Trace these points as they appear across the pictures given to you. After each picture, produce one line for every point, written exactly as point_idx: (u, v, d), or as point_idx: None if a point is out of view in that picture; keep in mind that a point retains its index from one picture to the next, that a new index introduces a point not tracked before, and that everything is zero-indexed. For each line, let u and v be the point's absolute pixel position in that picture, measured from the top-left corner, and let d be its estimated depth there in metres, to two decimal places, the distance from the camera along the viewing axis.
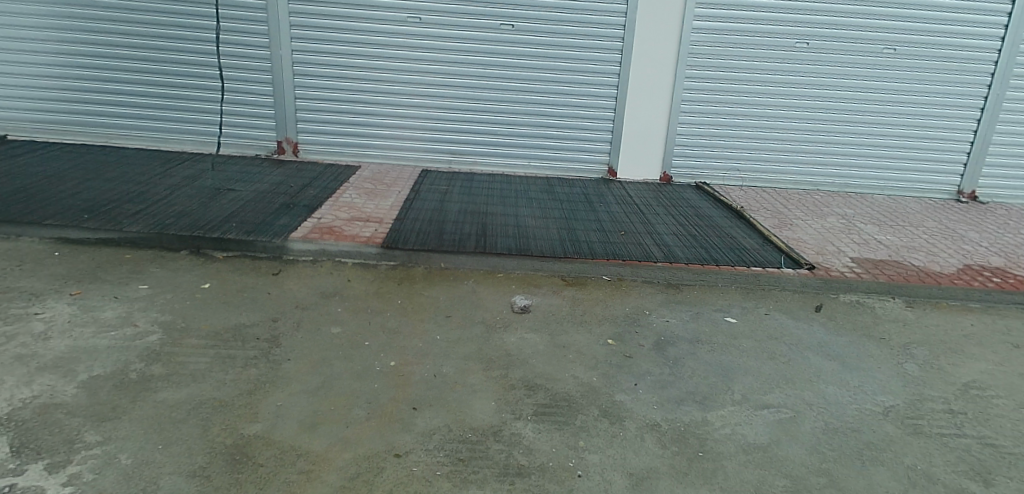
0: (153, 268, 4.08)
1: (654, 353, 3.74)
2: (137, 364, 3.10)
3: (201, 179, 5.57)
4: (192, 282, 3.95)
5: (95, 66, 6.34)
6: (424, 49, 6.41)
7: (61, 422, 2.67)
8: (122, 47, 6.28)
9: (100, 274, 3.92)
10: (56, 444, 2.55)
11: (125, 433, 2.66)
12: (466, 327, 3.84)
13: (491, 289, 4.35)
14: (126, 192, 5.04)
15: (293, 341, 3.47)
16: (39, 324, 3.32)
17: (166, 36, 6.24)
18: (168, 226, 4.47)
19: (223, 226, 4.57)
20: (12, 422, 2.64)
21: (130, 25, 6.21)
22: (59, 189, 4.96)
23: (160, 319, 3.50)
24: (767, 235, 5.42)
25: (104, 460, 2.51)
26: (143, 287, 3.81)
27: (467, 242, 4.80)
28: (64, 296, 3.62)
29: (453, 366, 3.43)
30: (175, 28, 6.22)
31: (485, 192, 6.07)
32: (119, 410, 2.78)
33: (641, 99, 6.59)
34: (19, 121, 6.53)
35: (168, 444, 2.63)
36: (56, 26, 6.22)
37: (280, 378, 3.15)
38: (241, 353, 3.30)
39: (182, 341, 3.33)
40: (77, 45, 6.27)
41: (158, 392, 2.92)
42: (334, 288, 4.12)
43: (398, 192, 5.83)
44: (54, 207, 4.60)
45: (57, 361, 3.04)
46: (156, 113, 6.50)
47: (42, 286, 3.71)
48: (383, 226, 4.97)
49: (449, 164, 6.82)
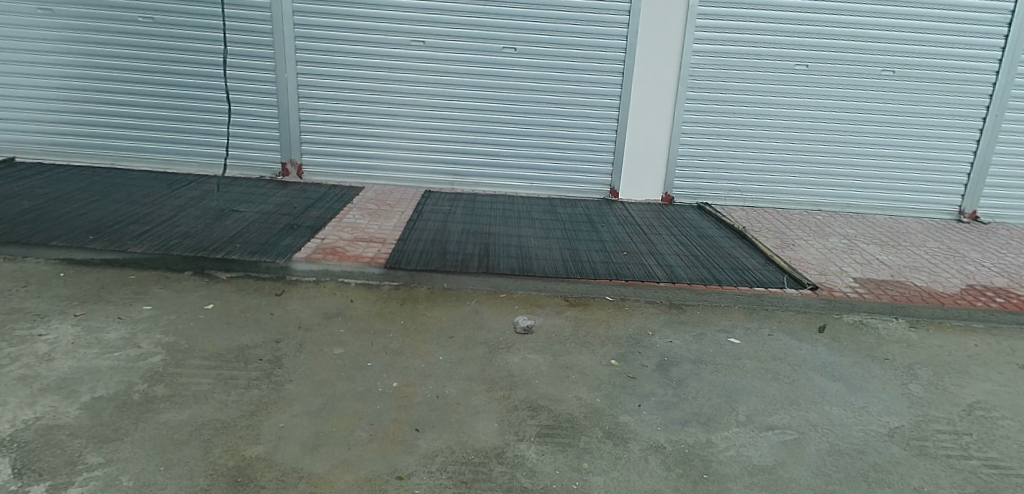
0: (157, 289, 4.09)
1: (658, 373, 3.73)
2: (140, 385, 3.09)
3: (206, 201, 5.60)
4: (195, 303, 3.96)
5: (103, 89, 6.42)
6: (428, 72, 6.49)
7: (63, 443, 2.66)
8: (130, 71, 6.37)
9: (104, 295, 3.93)
10: (58, 466, 2.54)
11: (127, 454, 2.65)
12: (470, 348, 3.84)
13: (493, 309, 4.35)
14: (131, 213, 5.07)
15: (295, 362, 3.47)
16: (43, 345, 3.33)
17: (174, 59, 6.33)
18: (173, 247, 4.48)
19: (227, 247, 4.59)
20: (14, 444, 2.63)
21: (138, 49, 6.30)
22: (64, 210, 4.99)
23: (163, 340, 3.50)
24: (769, 255, 5.44)
25: (105, 482, 2.50)
26: (147, 308, 3.82)
27: (470, 262, 4.82)
28: (69, 317, 3.62)
29: (456, 387, 3.42)
30: (182, 53, 6.32)
31: (488, 213, 6.10)
32: (121, 431, 2.77)
33: (641, 120, 6.64)
34: (27, 144, 6.59)
35: (170, 466, 2.62)
36: (66, 50, 6.31)
37: (283, 399, 3.15)
38: (244, 374, 3.30)
39: (185, 362, 3.33)
40: (86, 69, 6.36)
41: (160, 413, 2.92)
42: (338, 308, 4.13)
43: (401, 213, 5.85)
44: (60, 228, 4.63)
45: (60, 382, 3.04)
46: (163, 136, 6.56)
47: (47, 307, 3.72)
48: (387, 246, 5.00)
49: (452, 185, 6.86)
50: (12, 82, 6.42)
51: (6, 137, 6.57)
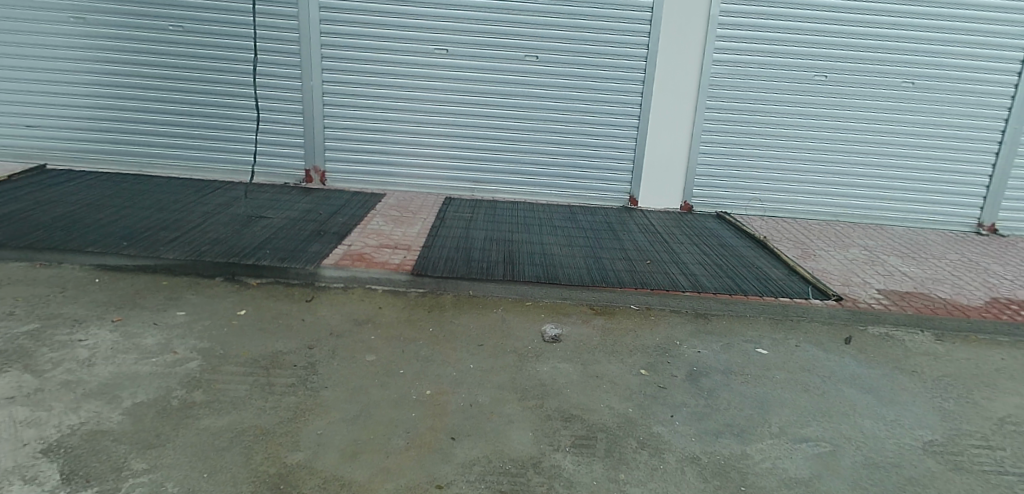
0: (190, 294, 4.11)
1: (688, 383, 3.73)
2: (179, 391, 3.11)
3: (233, 207, 5.64)
4: (228, 308, 3.98)
5: (130, 95, 6.46)
6: (449, 79, 6.51)
7: (107, 449, 2.67)
8: (157, 78, 6.42)
9: (139, 300, 3.95)
10: (105, 472, 2.55)
11: (171, 460, 2.66)
12: (499, 356, 3.84)
13: (520, 317, 4.36)
14: (161, 219, 5.10)
15: (329, 368, 3.48)
16: (83, 350, 3.34)
17: (201, 67, 6.38)
18: (204, 253, 4.51)
19: (257, 253, 4.61)
20: (60, 449, 2.64)
21: (166, 56, 6.35)
22: (95, 217, 5.02)
23: (199, 346, 3.52)
24: (792, 265, 5.43)
25: (152, 488, 2.50)
26: (180, 314, 3.84)
27: (496, 270, 4.83)
28: (106, 323, 3.64)
29: (488, 395, 3.43)
30: (209, 60, 6.37)
31: (510, 220, 6.11)
32: (163, 437, 2.79)
33: (662, 129, 6.65)
34: (54, 150, 6.63)
35: (213, 472, 2.63)
36: (94, 57, 6.36)
37: (319, 405, 3.16)
38: (279, 381, 3.31)
39: (221, 368, 3.35)
40: (113, 76, 6.41)
41: (200, 419, 2.93)
42: (367, 314, 4.14)
43: (424, 220, 5.87)
44: (93, 234, 4.66)
45: (102, 387, 3.06)
46: (189, 142, 6.59)
47: (84, 312, 3.74)
48: (412, 253, 5.01)
49: (472, 192, 6.87)
50: (38, 88, 6.47)
51: (33, 143, 6.62)
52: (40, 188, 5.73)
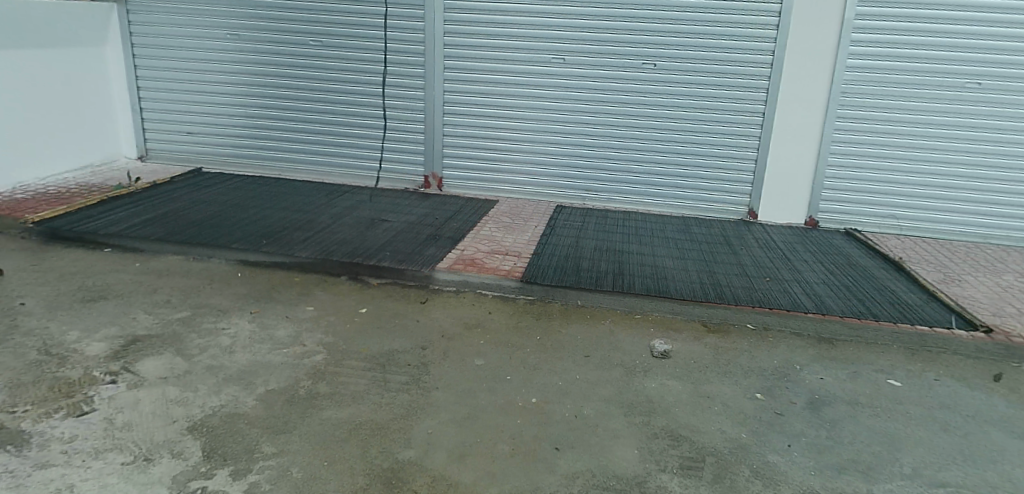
0: (318, 291, 4.40)
1: (808, 412, 3.50)
2: (305, 382, 3.34)
3: (358, 210, 5.99)
4: (350, 306, 4.22)
5: (272, 105, 7.04)
6: (565, 88, 6.55)
7: (242, 431, 2.91)
8: (297, 90, 6.95)
9: (274, 294, 4.29)
10: (239, 453, 2.76)
11: (296, 446, 2.86)
12: (606, 368, 3.79)
13: (629, 331, 4.29)
14: (295, 220, 5.51)
15: (440, 370, 3.60)
16: (226, 338, 3.68)
17: (336, 79, 6.84)
18: (332, 253, 4.82)
19: (378, 254, 4.86)
20: (203, 428, 2.90)
21: (305, 69, 6.87)
22: (241, 216, 5.52)
23: (324, 340, 3.76)
24: (932, 290, 4.95)
25: (279, 471, 2.69)
26: (309, 309, 4.13)
27: (605, 280, 4.79)
28: (246, 314, 3.99)
29: (594, 408, 3.40)
30: (343, 73, 6.81)
31: (621, 230, 6.04)
32: (290, 424, 3.00)
33: (786, 140, 6.30)
34: (206, 154, 7.33)
35: (332, 462, 2.79)
36: (243, 70, 6.98)
37: (430, 405, 3.27)
38: (394, 378, 3.47)
39: (343, 362, 3.56)
40: (259, 87, 7.00)
41: (323, 410, 3.13)
42: (478, 319, 4.25)
43: (534, 227, 5.94)
44: (238, 232, 5.13)
45: (240, 373, 3.35)
46: (322, 148, 7.09)
47: (228, 303, 4.12)
48: (522, 260, 5.08)
49: (582, 201, 6.86)
50: (195, 97, 7.15)
51: (190, 149, 7.35)
52: (195, 188, 6.37)
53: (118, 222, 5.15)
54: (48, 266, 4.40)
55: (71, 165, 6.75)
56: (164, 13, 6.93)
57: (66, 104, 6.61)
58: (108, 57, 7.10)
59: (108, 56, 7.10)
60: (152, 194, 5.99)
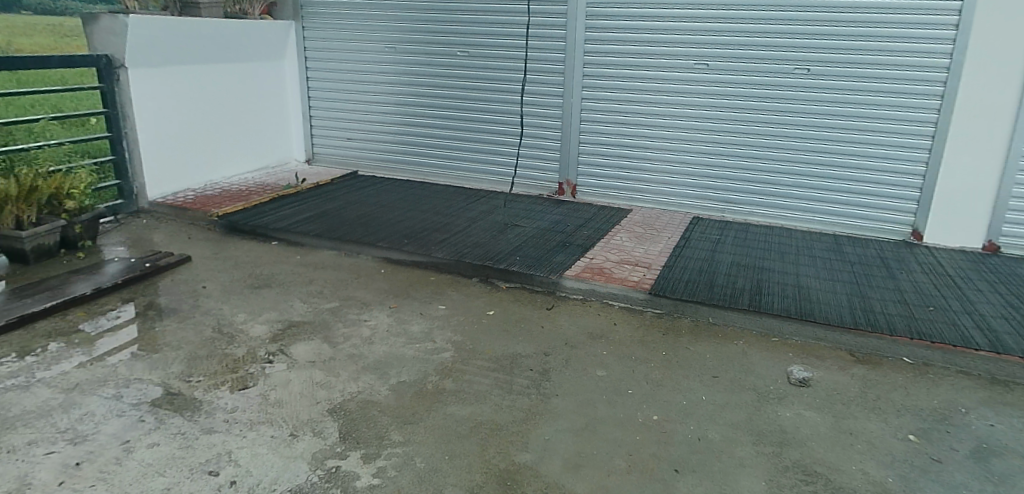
0: (450, 291, 4.62)
1: (972, 463, 3.09)
2: (433, 377, 3.52)
3: (493, 214, 6.18)
4: (479, 307, 4.38)
5: (422, 113, 7.47)
6: (708, 95, 6.31)
7: (374, 418, 3.12)
8: (445, 98, 7.31)
9: (411, 292, 4.56)
10: (371, 438, 2.97)
11: (421, 438, 3.02)
12: (735, 392, 3.61)
13: (763, 354, 4.04)
14: (435, 222, 5.81)
15: (562, 377, 3.63)
16: (366, 329, 3.98)
17: (480, 87, 7.13)
18: (466, 255, 5.02)
19: (508, 258, 5.00)
20: (342, 411, 3.15)
21: (453, 79, 7.22)
22: (387, 217, 5.92)
23: (452, 339, 3.93)
24: None
25: (403, 459, 2.86)
26: (441, 307, 4.34)
27: (740, 298, 4.55)
28: (385, 308, 4.28)
29: (719, 432, 3.26)
30: (487, 82, 7.08)
31: (761, 246, 5.72)
32: (417, 416, 3.18)
33: (963, 153, 5.55)
34: (361, 157, 7.94)
35: (453, 456, 2.91)
36: (397, 79, 7.46)
37: (548, 411, 3.31)
38: (516, 381, 3.55)
39: (469, 361, 3.70)
40: (411, 95, 7.46)
41: (448, 406, 3.28)
42: (603, 329, 4.22)
43: (668, 238, 5.79)
44: (384, 231, 5.50)
45: (376, 363, 3.60)
46: (465, 154, 7.40)
47: (371, 297, 4.44)
48: (652, 271, 4.98)
49: (722, 213, 6.59)
50: (352, 105, 7.77)
51: (347, 152, 8.00)
52: (349, 189, 6.92)
53: (284, 217, 5.73)
54: (225, 254, 5.00)
55: (251, 167, 7.49)
56: (329, 28, 7.58)
57: (246, 113, 7.28)
58: (275, 69, 7.69)
59: (275, 69, 7.70)
60: (317, 194, 6.60)
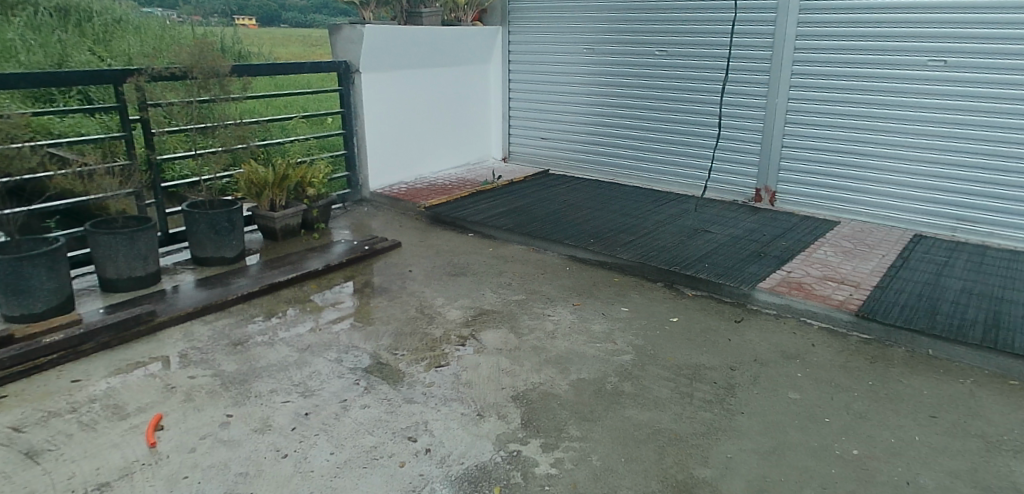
0: (634, 293, 4.33)
1: None
2: (613, 377, 3.22)
3: (684, 217, 5.58)
4: (662, 313, 4.07)
5: (608, 97, 6.49)
6: (952, 96, 4.76)
7: (554, 410, 2.86)
8: (636, 80, 6.26)
9: (595, 291, 4.30)
10: (551, 428, 2.72)
11: (598, 436, 2.72)
12: (961, 437, 2.97)
13: (1004, 398, 3.29)
14: (622, 221, 5.42)
15: (750, 395, 3.22)
16: (550, 323, 3.71)
17: (670, 66, 6.03)
18: (652, 258, 4.67)
19: (696, 265, 4.59)
20: (523, 399, 2.91)
21: (646, 57, 6.15)
22: (575, 211, 5.61)
23: (634, 342, 3.63)
24: None
25: (581, 454, 2.58)
26: (625, 309, 4.06)
27: (971, 330, 3.71)
28: (568, 305, 4.02)
29: (936, 480, 2.67)
30: (691, 59, 5.91)
31: (1004, 272, 4.39)
32: (595, 414, 2.88)
33: None
34: None
35: (630, 460, 2.60)
36: (585, 62, 6.54)
37: (733, 428, 2.92)
38: (698, 392, 3.19)
39: (649, 366, 3.38)
40: (600, 80, 6.50)
41: (626, 408, 2.96)
42: (797, 349, 3.73)
43: (883, 257, 4.75)
44: (569, 227, 5.20)
45: (559, 358, 3.33)
46: (654, 150, 6.34)
47: (554, 292, 4.17)
48: (860, 291, 4.27)
49: (953, 234, 4.96)
50: (537, 99, 6.95)
51: None
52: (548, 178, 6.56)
53: (464, 203, 5.55)
54: (416, 232, 5.13)
55: (460, 160, 6.78)
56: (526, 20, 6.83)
57: (477, 121, 6.86)
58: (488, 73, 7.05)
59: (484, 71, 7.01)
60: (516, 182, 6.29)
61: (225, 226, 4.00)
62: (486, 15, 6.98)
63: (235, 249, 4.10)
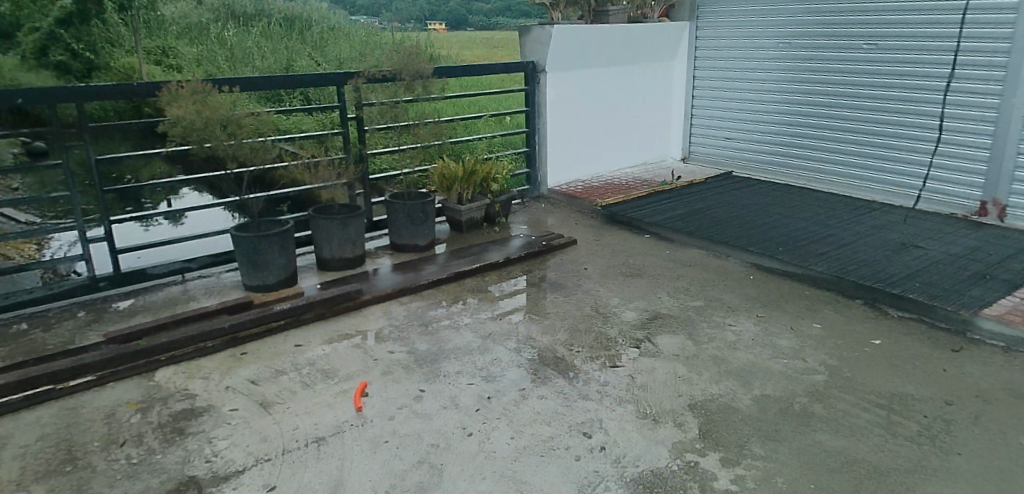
0: (828, 309, 3.73)
1: None
2: (801, 398, 2.86)
3: (890, 228, 4.78)
4: (862, 334, 3.45)
5: (800, 93, 5.80)
6: None
7: (736, 425, 2.65)
8: (837, 74, 5.52)
9: (783, 303, 3.81)
10: (731, 443, 2.54)
11: (785, 459, 2.46)
12: None
13: None
14: (811, 228, 4.79)
15: (970, 435, 2.61)
16: (731, 333, 3.40)
17: (881, 56, 5.22)
18: (850, 271, 3.99)
19: (904, 283, 3.83)
20: (701, 409, 2.75)
21: (850, 48, 5.40)
22: (762, 215, 5.10)
23: (828, 362, 3.16)
24: None
25: (765, 475, 2.37)
26: (816, 326, 3.52)
27: None
28: (751, 316, 3.62)
29: None
30: (907, 48, 5.06)
31: None
32: (782, 434, 2.61)
33: None
34: None
35: (820, 488, 2.31)
36: (772, 54, 5.93)
37: (950, 470, 2.41)
38: (901, 425, 2.68)
39: (846, 390, 2.93)
40: (788, 72, 5.85)
41: (816, 432, 2.63)
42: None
43: None
44: (754, 232, 4.69)
45: (740, 370, 3.06)
46: (851, 152, 5.56)
47: (737, 301, 3.80)
48: None
49: None
50: (723, 93, 6.41)
51: None
52: (730, 180, 6.14)
53: (641, 204, 5.35)
54: (592, 228, 5.04)
55: (642, 154, 6.57)
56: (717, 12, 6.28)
57: (661, 115, 6.62)
58: (681, 71, 6.63)
59: (676, 69, 6.62)
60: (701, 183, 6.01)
61: (420, 216, 4.35)
62: (672, 11, 6.56)
63: (427, 237, 4.44)
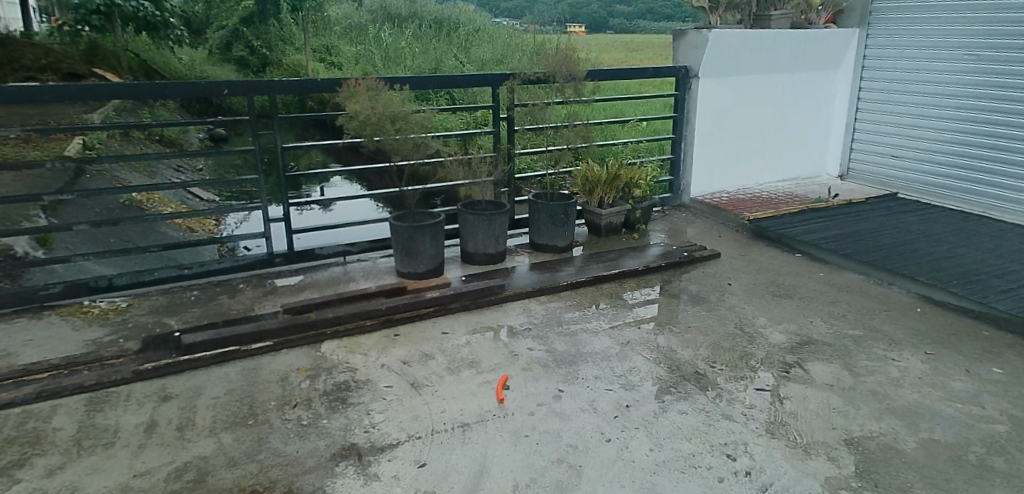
0: (1013, 354, 3.31)
1: None
2: (978, 448, 2.56)
3: None
4: None
5: (982, 112, 5.19)
6: None
7: (898, 468, 2.43)
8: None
9: (957, 342, 3.43)
10: (892, 486, 2.33)
11: None
12: None
13: None
14: (994, 261, 4.27)
15: None
16: (894, 369, 3.12)
17: None
18: None
19: None
20: (857, 446, 2.55)
21: None
22: (932, 243, 4.63)
23: (1012, 413, 2.80)
24: None
25: None
26: (998, 371, 3.13)
27: None
28: (918, 352, 3.30)
29: None
30: None
31: None
32: (953, 485, 2.35)
33: None
34: None
35: None
36: (952, 68, 5.37)
37: None
38: None
39: None
40: (970, 89, 5.26)
41: (995, 487, 2.34)
42: None
43: None
44: (923, 261, 4.27)
45: (904, 410, 2.80)
46: None
47: (901, 335, 3.48)
48: None
49: None
50: (890, 108, 5.88)
51: None
52: (895, 202, 5.62)
53: (792, 221, 5.06)
54: (737, 243, 4.84)
55: (794, 169, 6.20)
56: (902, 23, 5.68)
57: (820, 128, 6.22)
58: (844, 85, 6.16)
59: (838, 82, 6.16)
60: (861, 203, 5.56)
61: (561, 217, 4.39)
62: (841, 16, 6.12)
63: (566, 239, 4.48)
